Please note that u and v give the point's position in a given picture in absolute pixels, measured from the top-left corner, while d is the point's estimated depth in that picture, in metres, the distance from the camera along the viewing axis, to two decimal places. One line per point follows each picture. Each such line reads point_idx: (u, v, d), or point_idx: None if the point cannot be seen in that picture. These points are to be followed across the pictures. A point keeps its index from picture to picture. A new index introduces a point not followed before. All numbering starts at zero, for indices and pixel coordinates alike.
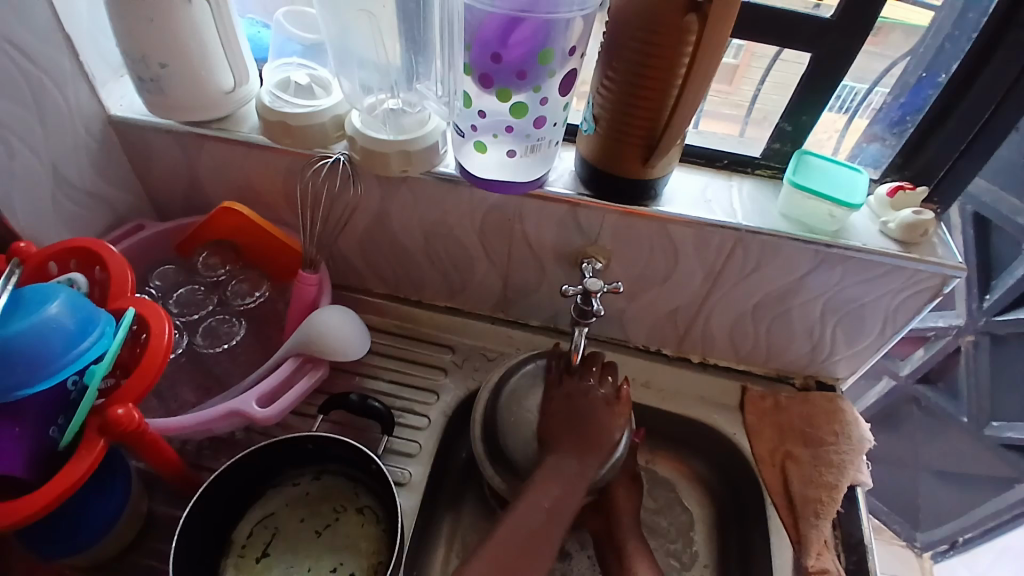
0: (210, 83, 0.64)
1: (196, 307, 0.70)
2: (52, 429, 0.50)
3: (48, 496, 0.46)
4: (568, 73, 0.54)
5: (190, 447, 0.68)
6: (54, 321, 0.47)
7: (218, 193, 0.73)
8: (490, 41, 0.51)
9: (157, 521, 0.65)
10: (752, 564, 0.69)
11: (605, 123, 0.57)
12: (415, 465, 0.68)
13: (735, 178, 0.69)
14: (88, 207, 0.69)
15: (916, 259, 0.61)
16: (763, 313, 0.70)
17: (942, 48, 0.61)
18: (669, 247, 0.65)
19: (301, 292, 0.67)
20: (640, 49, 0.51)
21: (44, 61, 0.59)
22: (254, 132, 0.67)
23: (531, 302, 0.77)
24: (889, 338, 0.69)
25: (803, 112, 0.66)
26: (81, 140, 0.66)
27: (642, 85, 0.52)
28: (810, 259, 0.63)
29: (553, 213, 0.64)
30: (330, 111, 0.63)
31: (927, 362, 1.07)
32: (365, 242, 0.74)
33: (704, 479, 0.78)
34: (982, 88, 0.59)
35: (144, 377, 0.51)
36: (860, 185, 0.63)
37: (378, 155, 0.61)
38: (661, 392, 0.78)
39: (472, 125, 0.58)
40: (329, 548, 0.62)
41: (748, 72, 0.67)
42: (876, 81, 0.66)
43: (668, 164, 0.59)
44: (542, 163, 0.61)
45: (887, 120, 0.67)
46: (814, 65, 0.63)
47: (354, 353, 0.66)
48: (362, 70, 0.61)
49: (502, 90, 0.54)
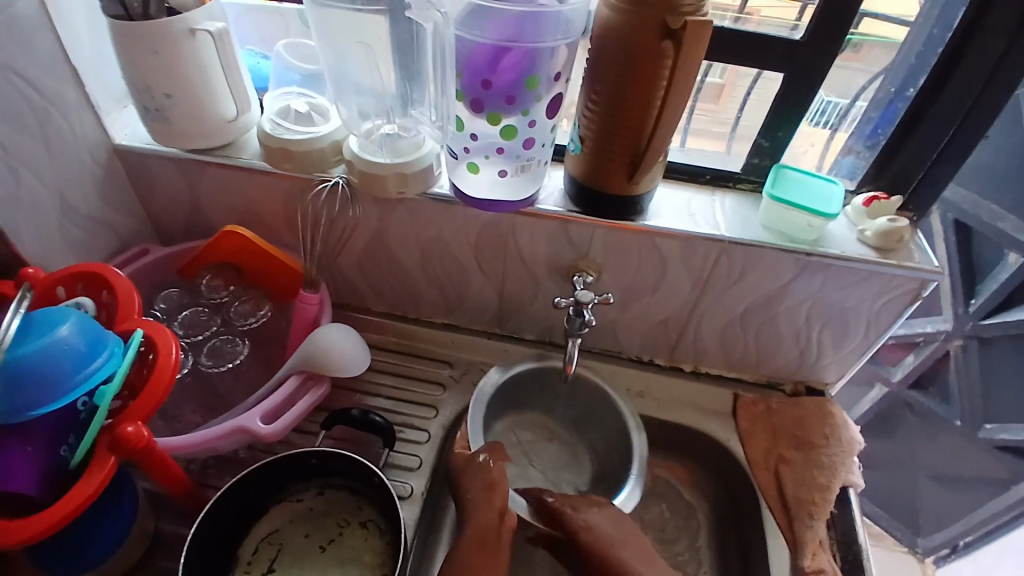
0: (213, 112, 0.66)
1: (201, 328, 0.72)
2: (62, 449, 0.52)
3: (59, 514, 0.48)
4: (554, 96, 0.58)
5: (195, 465, 0.69)
6: (65, 342, 0.49)
7: (220, 217, 0.76)
8: (479, 69, 0.54)
9: (162, 539, 0.66)
10: (751, 567, 0.71)
11: (591, 143, 0.60)
12: (415, 479, 0.70)
13: (718, 193, 0.72)
14: (93, 232, 0.71)
15: (894, 264, 0.64)
16: (750, 321, 0.73)
17: (909, 63, 0.65)
18: (657, 258, 0.68)
19: (302, 311, 0.69)
20: (621, 72, 0.54)
21: (50, 93, 0.62)
22: (255, 158, 0.70)
23: (526, 316, 0.79)
24: (873, 341, 0.72)
25: (778, 127, 0.69)
26: (87, 169, 0.69)
27: (624, 107, 0.55)
28: (792, 267, 0.66)
29: (544, 228, 0.67)
30: (329, 137, 0.66)
31: (919, 367, 1.09)
32: (364, 261, 0.76)
33: (701, 485, 0.80)
34: (949, 99, 0.63)
35: (151, 395, 0.53)
36: (835, 196, 0.66)
37: (375, 177, 0.63)
38: (655, 401, 0.80)
39: (464, 147, 0.61)
40: (333, 562, 0.63)
41: (733, 91, 0.70)
42: (857, 95, 0.69)
43: (652, 180, 0.62)
44: (532, 182, 0.63)
45: (864, 135, 0.71)
46: (787, 83, 0.66)
47: (355, 369, 0.68)
48: (359, 97, 0.65)
49: (493, 114, 0.57)
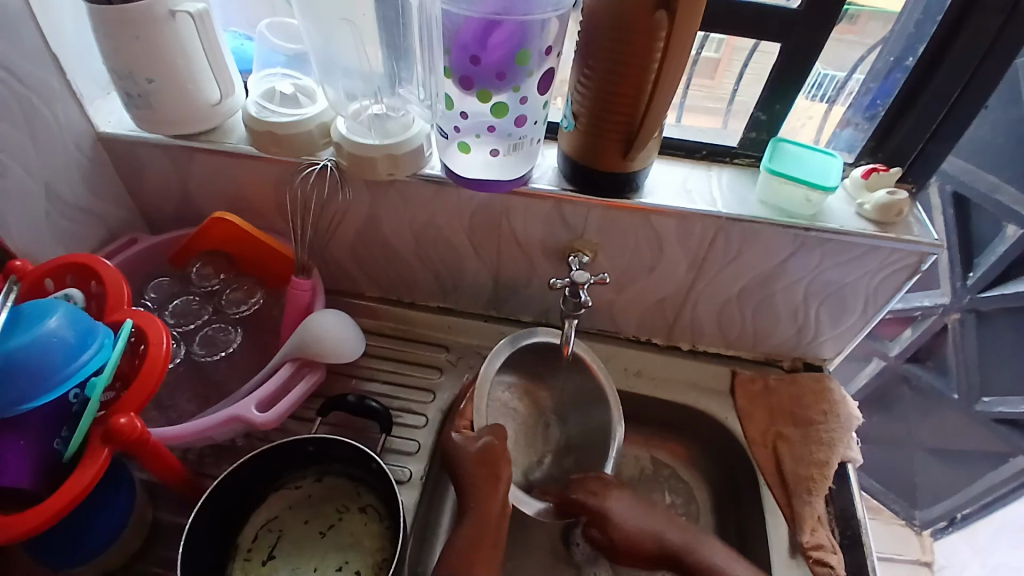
0: (197, 97, 0.65)
1: (192, 317, 0.71)
2: (55, 442, 0.51)
3: (55, 507, 0.47)
4: (546, 72, 0.56)
5: (192, 454, 0.69)
6: (53, 334, 0.48)
7: (209, 204, 0.74)
8: (468, 44, 0.53)
9: (162, 528, 0.66)
10: (751, 544, 0.71)
11: (584, 120, 0.58)
12: (414, 463, 0.70)
13: (714, 168, 0.71)
14: (82, 223, 0.70)
15: (892, 238, 0.63)
16: (748, 299, 0.72)
17: (908, 33, 0.64)
18: (653, 237, 0.67)
19: (295, 297, 0.68)
20: (613, 46, 0.52)
21: (32, 81, 0.60)
22: (242, 143, 0.68)
23: (522, 298, 0.78)
24: (872, 317, 0.71)
25: (776, 100, 0.68)
26: (73, 158, 0.67)
27: (617, 82, 0.54)
28: (790, 244, 0.65)
29: (538, 209, 0.66)
30: (316, 119, 0.64)
31: (916, 341, 1.09)
32: (357, 246, 0.75)
33: (700, 464, 0.80)
34: (947, 70, 0.61)
35: (144, 385, 0.52)
36: (834, 169, 0.64)
37: (365, 160, 0.62)
38: (653, 380, 0.80)
39: (455, 126, 0.59)
40: (333, 547, 0.63)
41: (730, 65, 0.69)
42: (853, 68, 0.68)
43: (648, 157, 0.61)
44: (524, 162, 0.62)
45: (862, 108, 0.70)
46: (785, 55, 0.64)
47: (350, 355, 0.67)
48: (346, 78, 0.63)
49: (483, 91, 0.56)
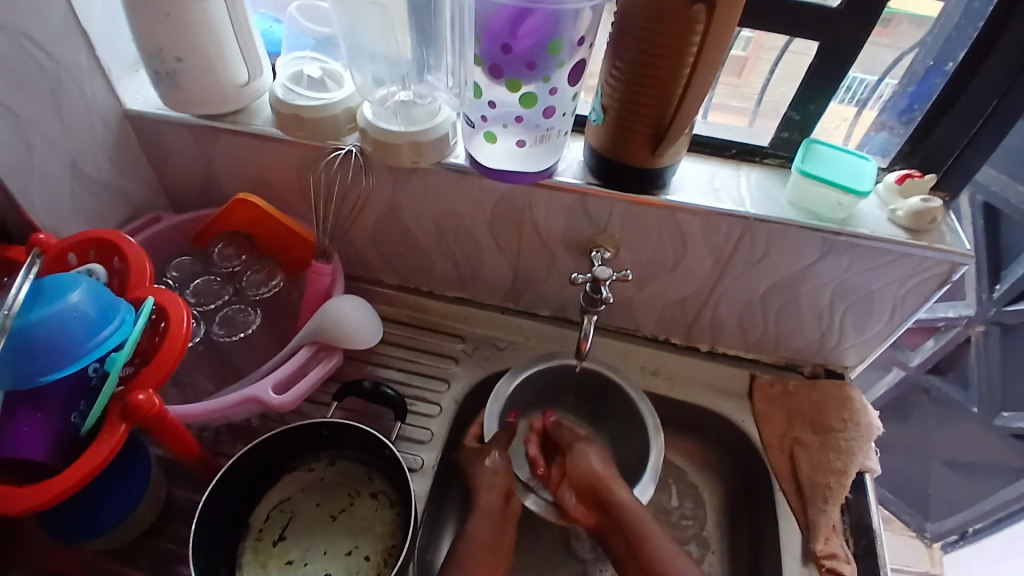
0: (224, 77, 0.65)
1: (213, 297, 0.72)
2: (73, 415, 0.52)
3: (69, 481, 0.48)
4: (577, 62, 0.55)
5: (208, 433, 0.70)
6: (75, 309, 0.49)
7: (232, 185, 0.75)
8: (499, 32, 0.52)
9: (176, 505, 0.67)
10: (761, 550, 0.70)
11: (614, 114, 0.57)
12: (427, 452, 0.70)
13: (743, 167, 0.69)
14: (107, 200, 0.71)
15: (924, 245, 0.61)
16: (771, 301, 0.71)
17: (947, 36, 0.61)
18: (677, 234, 0.66)
19: (315, 282, 0.68)
20: (648, 37, 0.51)
21: (60, 57, 0.61)
22: (267, 125, 0.68)
23: (540, 292, 0.77)
24: (897, 326, 0.70)
25: (811, 100, 0.66)
26: (99, 135, 0.67)
27: (650, 74, 0.53)
28: (818, 247, 0.64)
29: (562, 202, 0.65)
30: (343, 104, 0.64)
31: (938, 352, 1.07)
32: (377, 232, 0.75)
33: (713, 466, 0.79)
34: (989, 74, 0.60)
35: (162, 365, 0.52)
36: (867, 172, 0.63)
37: (390, 147, 0.62)
38: (670, 379, 0.79)
39: (482, 115, 0.59)
40: (343, 531, 0.64)
41: (757, 64, 0.67)
42: (886, 72, 0.66)
43: (676, 153, 0.60)
44: (550, 153, 0.61)
45: (897, 111, 0.68)
46: (822, 53, 0.63)
47: (368, 341, 0.67)
48: (373, 63, 0.63)
49: (512, 81, 0.55)
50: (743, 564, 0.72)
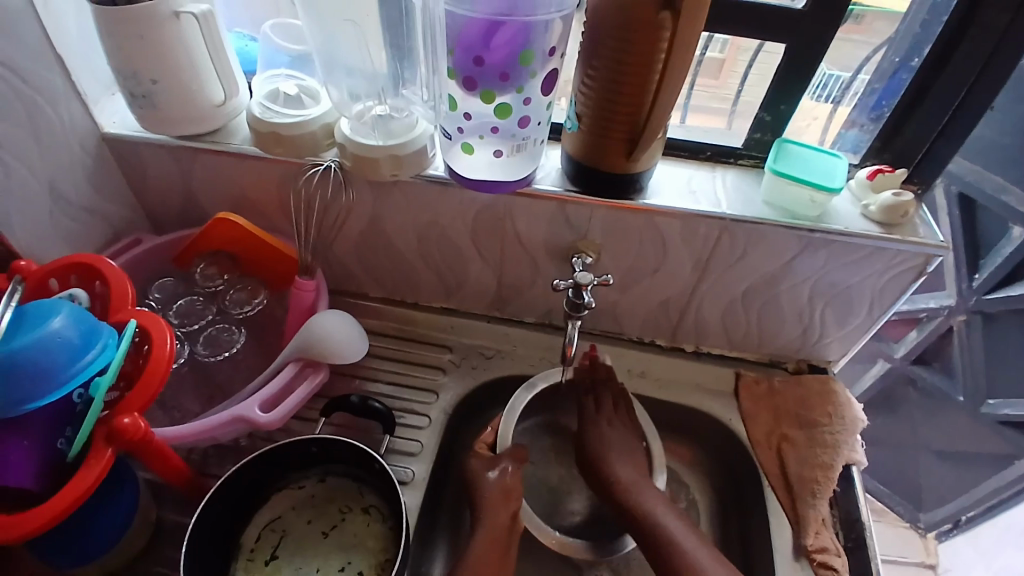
0: (200, 97, 0.65)
1: (196, 318, 0.71)
2: (59, 441, 0.51)
3: (58, 507, 0.47)
4: (550, 73, 0.56)
5: (196, 454, 0.69)
6: (57, 335, 0.49)
7: (212, 204, 0.74)
8: (472, 45, 0.53)
9: (165, 528, 0.66)
10: (755, 546, 0.71)
11: (588, 121, 0.58)
12: (417, 464, 0.70)
13: (719, 169, 0.71)
14: (86, 223, 0.70)
15: (898, 239, 0.63)
16: (752, 299, 0.72)
17: (913, 33, 0.63)
18: (657, 238, 0.66)
19: (299, 298, 0.68)
20: (618, 46, 0.52)
21: (36, 81, 0.61)
22: (245, 144, 0.68)
23: (525, 299, 0.78)
24: (876, 319, 0.71)
25: (781, 101, 0.67)
26: (77, 158, 0.67)
27: (621, 82, 0.54)
28: (794, 245, 0.65)
29: (542, 210, 0.65)
30: (320, 120, 0.64)
31: (921, 343, 1.09)
32: (361, 245, 0.75)
33: (704, 466, 0.80)
34: (954, 70, 0.61)
35: (147, 387, 0.52)
36: (840, 170, 0.64)
37: (369, 161, 0.62)
38: (658, 381, 0.80)
39: (458, 127, 0.60)
40: (336, 548, 0.63)
41: (734, 65, 0.69)
42: (859, 68, 0.67)
43: (651, 157, 0.61)
44: (528, 162, 0.62)
45: (868, 109, 0.69)
46: (789, 55, 0.64)
47: (354, 356, 0.67)
48: (350, 78, 0.63)
49: (486, 92, 0.56)
50: (738, 562, 0.72)
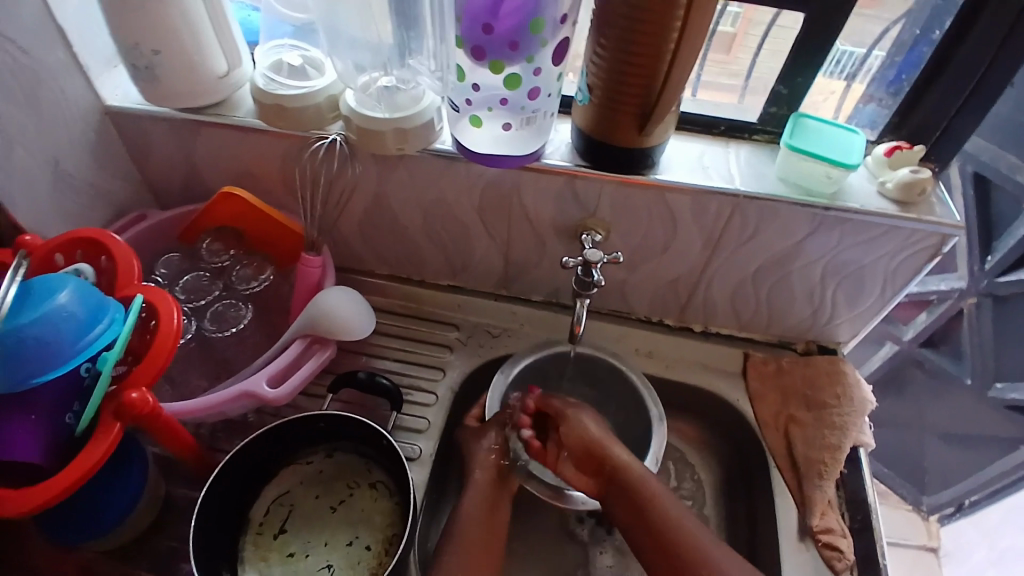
0: (203, 69, 0.63)
1: (203, 293, 0.71)
2: (68, 416, 0.51)
3: (63, 484, 0.47)
4: (561, 41, 0.54)
5: (204, 430, 0.69)
6: (63, 310, 0.48)
7: (216, 179, 0.74)
8: (480, 13, 0.51)
9: (175, 503, 0.67)
10: (759, 525, 0.71)
11: (599, 94, 0.57)
12: (424, 441, 0.70)
13: (732, 145, 0.69)
14: (90, 198, 0.70)
15: (914, 218, 0.61)
16: (762, 279, 0.71)
17: (933, 4, 0.61)
18: (668, 216, 0.65)
19: (305, 274, 0.68)
20: (631, 15, 0.50)
21: (37, 54, 0.60)
22: (249, 117, 0.67)
23: (532, 278, 0.77)
24: (888, 299, 0.70)
25: (798, 74, 0.65)
26: (80, 133, 0.66)
27: (634, 53, 0.52)
28: (808, 223, 0.63)
29: (551, 186, 0.64)
30: (325, 91, 0.63)
31: (931, 325, 1.07)
32: (366, 222, 0.74)
33: (709, 446, 0.80)
34: (977, 41, 0.59)
35: (155, 362, 0.52)
36: (857, 146, 0.62)
37: (373, 135, 0.61)
38: (665, 361, 0.79)
39: (466, 99, 0.58)
40: (343, 523, 0.63)
41: (745, 40, 0.67)
42: (875, 44, 0.65)
43: (664, 131, 0.59)
44: (537, 136, 0.61)
45: (886, 82, 0.67)
46: (809, 25, 0.62)
47: (360, 333, 0.67)
48: (353, 50, 0.61)
49: (495, 62, 0.54)
50: (742, 540, 0.73)
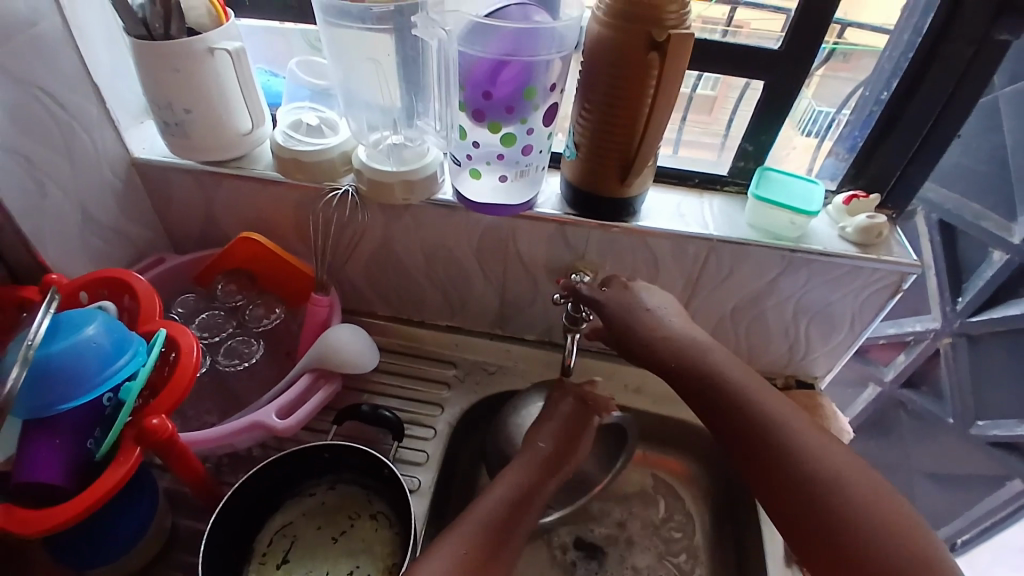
0: (228, 126, 0.70)
1: (217, 330, 0.75)
2: (88, 442, 0.54)
3: (82, 505, 0.50)
4: (551, 106, 0.62)
5: (210, 463, 0.72)
6: (91, 341, 0.53)
7: (232, 226, 0.79)
8: (480, 81, 0.59)
9: (180, 534, 0.69)
10: (747, 554, 0.73)
11: (585, 150, 0.64)
12: (423, 473, 0.72)
13: (706, 195, 0.76)
14: (112, 242, 0.75)
15: (873, 259, 0.68)
16: (741, 317, 0.76)
17: (886, 70, 0.69)
18: (649, 258, 0.71)
19: (314, 313, 0.72)
20: (612, 82, 0.58)
21: (74, 110, 0.66)
22: (268, 169, 0.73)
23: (526, 317, 0.82)
24: (858, 335, 0.75)
25: (762, 132, 0.73)
26: (107, 181, 0.72)
27: (615, 115, 0.59)
28: (778, 264, 0.69)
29: (543, 231, 0.70)
30: (338, 148, 0.69)
31: (909, 366, 1.12)
32: (371, 266, 0.80)
33: (698, 478, 0.83)
34: (921, 102, 0.67)
35: (173, 392, 0.56)
36: (817, 196, 0.69)
37: (383, 186, 0.67)
38: (652, 397, 0.84)
39: (467, 154, 0.65)
40: (345, 553, 0.65)
41: (725, 101, 0.75)
42: (843, 103, 0.73)
43: (643, 183, 0.66)
44: (529, 187, 0.67)
45: (846, 141, 0.75)
46: (769, 90, 0.70)
47: (366, 366, 0.71)
48: (367, 111, 0.69)
49: (493, 123, 0.61)
50: (732, 568, 0.74)
